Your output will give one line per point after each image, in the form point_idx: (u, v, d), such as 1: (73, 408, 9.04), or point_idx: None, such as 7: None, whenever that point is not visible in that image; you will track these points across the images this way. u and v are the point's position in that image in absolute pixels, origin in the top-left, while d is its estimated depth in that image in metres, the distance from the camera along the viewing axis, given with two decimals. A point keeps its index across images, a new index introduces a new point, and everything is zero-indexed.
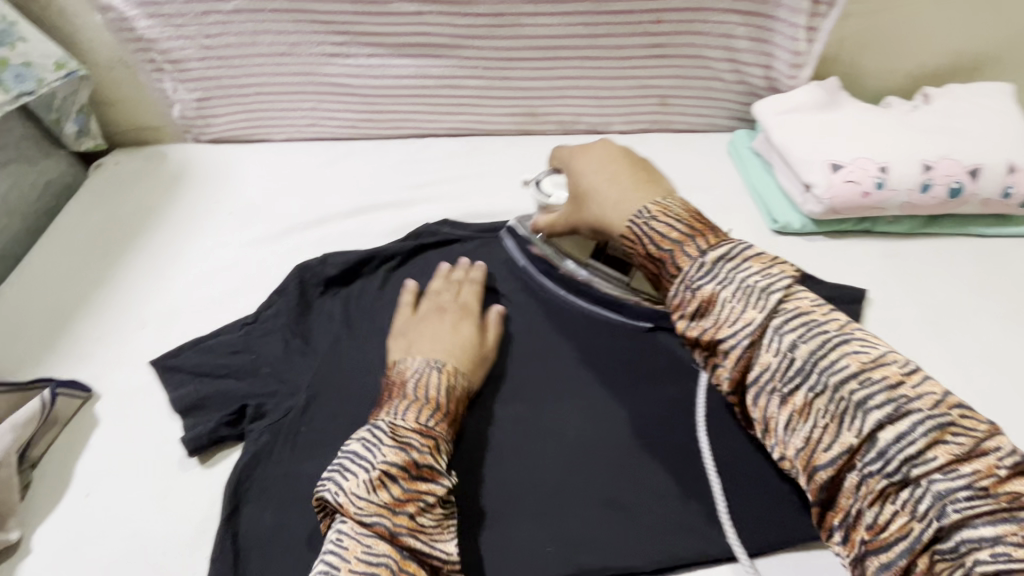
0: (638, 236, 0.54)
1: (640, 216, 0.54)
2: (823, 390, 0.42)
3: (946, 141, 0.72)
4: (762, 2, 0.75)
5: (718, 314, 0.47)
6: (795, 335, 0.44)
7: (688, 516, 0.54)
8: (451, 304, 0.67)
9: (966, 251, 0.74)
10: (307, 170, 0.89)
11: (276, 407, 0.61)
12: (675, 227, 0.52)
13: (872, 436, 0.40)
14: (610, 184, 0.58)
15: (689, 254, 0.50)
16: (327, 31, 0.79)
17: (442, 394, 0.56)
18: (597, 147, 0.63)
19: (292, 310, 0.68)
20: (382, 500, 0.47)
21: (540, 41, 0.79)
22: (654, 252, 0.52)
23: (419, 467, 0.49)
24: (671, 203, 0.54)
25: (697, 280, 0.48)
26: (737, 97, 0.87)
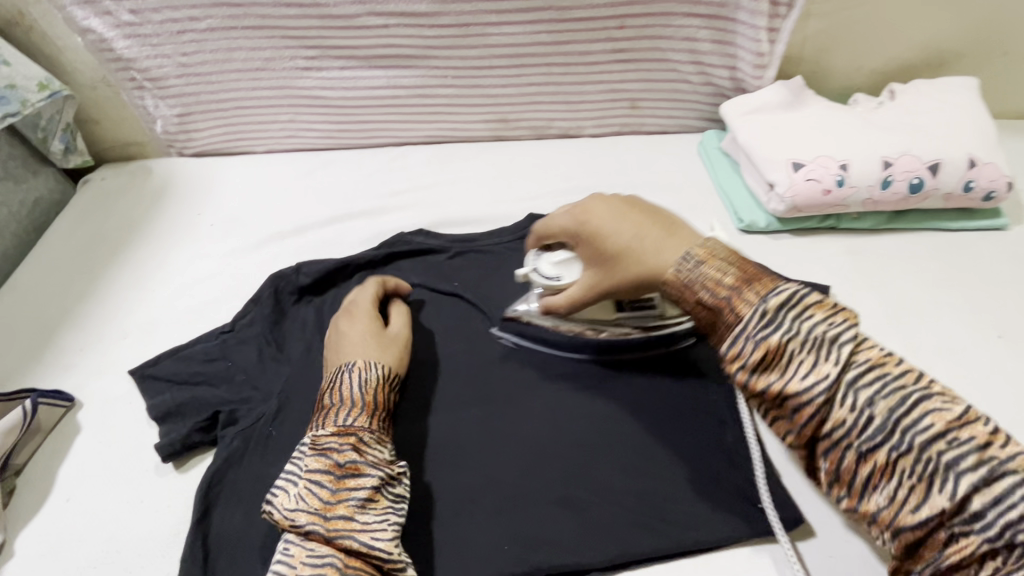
0: (686, 284, 0.48)
1: (686, 262, 0.49)
2: (908, 449, 0.37)
3: (907, 136, 0.73)
4: (722, 4, 0.76)
5: (785, 367, 0.42)
6: (872, 391, 0.39)
7: (639, 512, 0.55)
8: (357, 305, 0.67)
9: (931, 245, 0.75)
10: (286, 181, 0.91)
11: (248, 413, 0.63)
12: (727, 271, 0.46)
13: (965, 499, 0.35)
14: (647, 236, 0.52)
15: (749, 300, 0.44)
16: (299, 46, 0.81)
17: (357, 390, 0.58)
18: (596, 203, 0.57)
19: (266, 318, 0.71)
20: (312, 505, 0.49)
21: (507, 50, 0.81)
22: (705, 304, 0.47)
23: (343, 466, 0.52)
24: (713, 244, 0.49)
25: (743, 324, 0.43)
26: (705, 98, 0.88)
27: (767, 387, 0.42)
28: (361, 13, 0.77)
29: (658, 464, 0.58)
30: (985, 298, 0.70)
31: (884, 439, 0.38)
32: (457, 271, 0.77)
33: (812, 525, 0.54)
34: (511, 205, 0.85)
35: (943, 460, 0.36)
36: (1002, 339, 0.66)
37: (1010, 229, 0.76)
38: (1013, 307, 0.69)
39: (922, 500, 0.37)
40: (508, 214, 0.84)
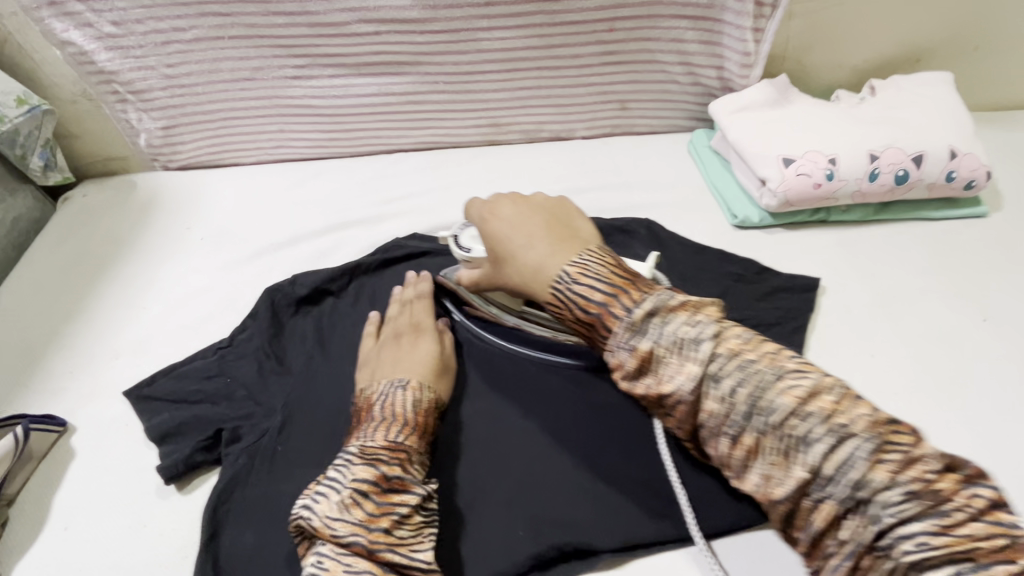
0: (562, 297, 0.53)
1: (561, 279, 0.53)
2: (768, 429, 0.43)
3: (891, 130, 0.75)
4: (708, 6, 0.78)
5: (658, 370, 0.47)
6: (732, 380, 0.44)
7: (647, 493, 0.57)
8: (405, 325, 0.67)
9: (917, 234, 0.77)
10: (278, 191, 0.90)
11: (252, 428, 0.62)
12: (597, 287, 0.51)
13: (817, 467, 0.41)
14: (529, 247, 0.57)
15: (617, 314, 0.49)
16: (287, 55, 0.80)
17: (409, 409, 0.57)
18: (505, 207, 0.62)
19: (264, 331, 0.70)
20: (356, 516, 0.48)
21: (498, 54, 0.81)
22: (581, 316, 0.51)
23: (390, 480, 0.51)
24: (589, 260, 0.53)
25: (659, 338, 0.47)
26: (694, 98, 0.90)
27: (707, 418, 0.46)
28: (350, 21, 0.76)
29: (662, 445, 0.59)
30: (970, 284, 0.72)
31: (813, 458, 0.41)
32: None
33: None
34: None
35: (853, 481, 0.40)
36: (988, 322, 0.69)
37: (989, 216, 0.79)
38: (997, 291, 0.71)
39: (786, 473, 0.42)
40: None
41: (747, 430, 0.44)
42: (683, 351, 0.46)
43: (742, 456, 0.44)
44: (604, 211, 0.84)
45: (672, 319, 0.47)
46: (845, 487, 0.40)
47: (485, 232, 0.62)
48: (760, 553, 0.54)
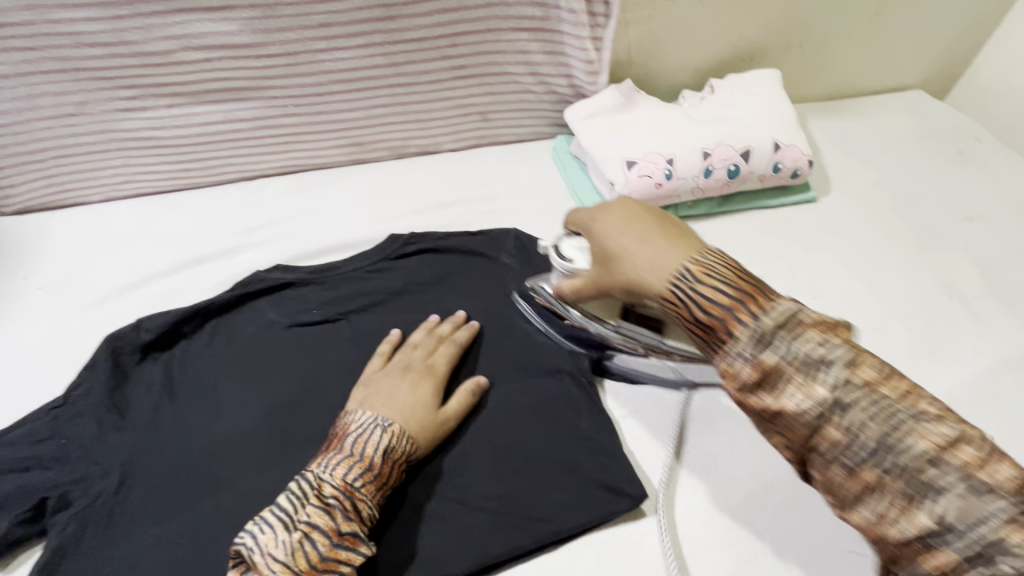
0: (679, 299, 0.50)
1: (683, 278, 0.50)
2: (818, 391, 0.43)
3: (722, 128, 0.80)
4: (544, 19, 0.80)
5: (721, 314, 0.47)
6: (797, 347, 0.44)
7: (500, 512, 0.57)
8: (418, 362, 0.65)
9: (757, 222, 0.82)
10: (127, 230, 0.84)
11: (84, 492, 0.58)
12: (722, 291, 0.48)
13: (858, 436, 0.41)
14: (642, 242, 0.53)
15: (743, 318, 0.46)
16: (112, 86, 0.75)
17: (379, 454, 0.55)
18: (620, 206, 0.58)
19: (104, 384, 0.65)
20: (298, 565, 0.47)
21: (344, 75, 0.81)
22: (700, 318, 0.48)
23: (342, 534, 0.49)
24: (709, 259, 0.51)
25: (721, 282, 0.48)
26: (551, 106, 0.92)
27: (758, 375, 0.45)
28: (176, 49, 0.73)
29: (522, 463, 0.61)
30: (803, 266, 0.77)
31: (868, 458, 0.41)
32: (314, 300, 0.74)
33: (660, 497, 0.60)
34: (373, 229, 0.84)
35: (932, 488, 0.39)
36: (816, 301, 0.73)
37: (819, 200, 0.85)
38: (830, 268, 0.77)
39: (829, 436, 0.43)
40: (370, 237, 0.83)
41: (789, 390, 0.44)
42: (741, 305, 0.47)
43: (858, 490, 0.42)
44: (469, 223, 0.85)
45: (800, 335, 0.44)
46: (898, 457, 0.40)
47: (590, 231, 0.58)
48: (606, 562, 0.56)
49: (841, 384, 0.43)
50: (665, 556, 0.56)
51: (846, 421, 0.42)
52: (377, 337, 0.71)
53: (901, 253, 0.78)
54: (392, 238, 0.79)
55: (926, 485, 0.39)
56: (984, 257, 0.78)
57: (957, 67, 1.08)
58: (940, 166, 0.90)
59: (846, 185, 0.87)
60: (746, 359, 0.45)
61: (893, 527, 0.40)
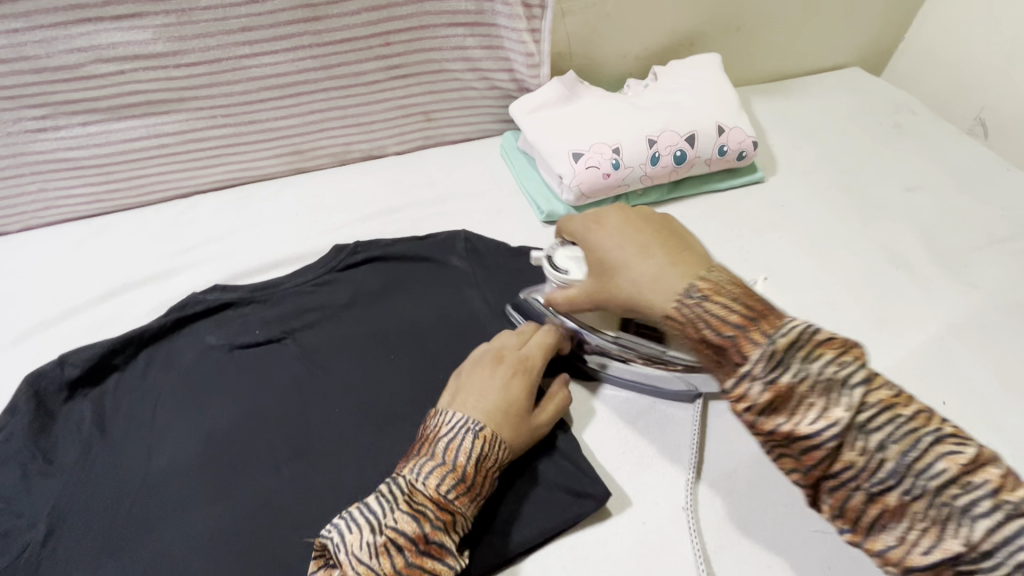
0: (685, 314, 0.49)
1: (690, 293, 0.49)
2: (881, 467, 0.42)
3: (666, 114, 0.80)
4: (479, 12, 0.78)
5: (791, 410, 0.43)
6: (885, 437, 0.42)
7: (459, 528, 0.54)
8: (511, 354, 0.61)
9: (708, 207, 0.82)
10: (48, 259, 0.77)
11: (8, 546, 0.54)
12: (733, 308, 0.47)
13: (934, 496, 0.40)
14: (644, 258, 0.53)
15: (756, 339, 0.45)
16: (18, 106, 0.69)
17: (473, 462, 0.52)
18: (614, 220, 0.57)
19: (27, 428, 0.60)
20: (384, 569, 0.46)
21: (274, 81, 0.77)
22: (712, 339, 0.47)
23: (429, 542, 0.48)
24: (718, 276, 0.50)
25: (800, 375, 0.43)
26: (495, 101, 0.91)
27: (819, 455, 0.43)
28: (85, 62, 0.68)
29: None
30: (754, 247, 0.77)
31: (893, 485, 0.41)
32: (258, 318, 0.70)
33: (626, 494, 0.59)
34: (318, 240, 0.80)
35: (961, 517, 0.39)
36: (770, 281, 0.73)
37: (767, 181, 0.86)
38: (782, 248, 0.77)
39: (881, 490, 0.42)
40: (315, 249, 0.79)
41: (895, 490, 0.41)
42: (829, 397, 0.42)
43: (880, 514, 0.42)
44: (419, 227, 0.82)
45: (814, 353, 0.43)
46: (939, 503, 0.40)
47: (584, 243, 0.58)
48: (576, 567, 0.54)
49: (858, 407, 0.42)
50: (635, 554, 0.55)
51: (866, 445, 0.42)
52: (325, 353, 0.68)
53: (848, 227, 0.79)
54: (337, 249, 0.76)
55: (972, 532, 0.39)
56: (926, 225, 0.79)
57: (888, 43, 1.11)
58: (879, 139, 0.92)
59: (791, 163, 0.88)
60: (763, 382, 0.43)
61: (918, 554, 0.41)
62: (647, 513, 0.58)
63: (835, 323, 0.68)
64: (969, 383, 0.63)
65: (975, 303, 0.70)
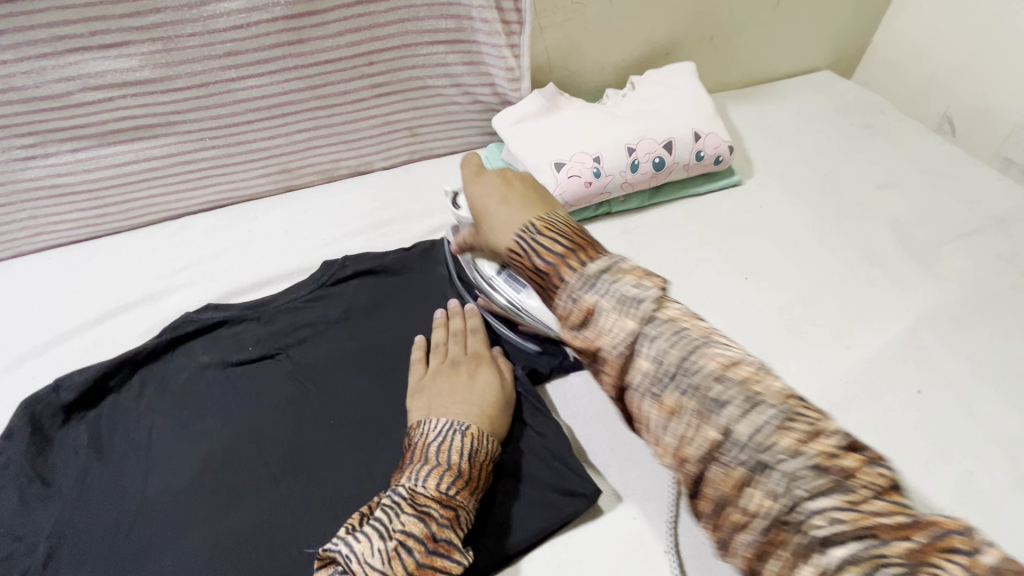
0: (523, 250, 0.51)
1: (526, 232, 0.51)
2: (693, 390, 0.40)
3: (644, 122, 0.82)
4: (459, 30, 0.81)
5: (598, 325, 0.44)
6: (664, 343, 0.42)
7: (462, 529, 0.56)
8: (461, 356, 0.66)
9: (688, 211, 0.85)
10: (39, 284, 0.78)
11: (8, 572, 0.54)
12: (557, 241, 0.49)
13: (729, 432, 0.38)
14: (501, 205, 0.55)
15: (572, 267, 0.47)
16: (8, 135, 0.70)
17: (465, 459, 0.55)
18: (495, 176, 0.58)
19: (24, 453, 0.60)
20: (396, 573, 0.46)
21: (260, 102, 0.79)
22: (536, 266, 0.49)
23: (437, 540, 0.49)
24: (554, 217, 0.52)
25: (607, 294, 0.44)
26: (478, 115, 0.93)
27: (637, 374, 0.42)
28: (73, 90, 0.69)
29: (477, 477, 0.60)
30: (733, 249, 0.79)
31: (741, 461, 0.37)
32: (251, 336, 0.71)
33: (619, 492, 0.60)
34: (309, 256, 0.82)
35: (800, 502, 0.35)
36: (749, 280, 0.75)
37: (744, 183, 0.89)
38: (760, 247, 0.79)
39: (698, 433, 0.39)
40: (306, 265, 0.81)
41: (675, 399, 0.40)
42: (622, 311, 0.43)
43: (729, 490, 0.37)
44: (407, 240, 0.84)
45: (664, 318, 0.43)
46: (750, 450, 0.37)
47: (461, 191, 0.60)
48: (571, 566, 0.55)
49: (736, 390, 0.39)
50: (626, 548, 0.56)
51: (723, 418, 0.38)
52: (318, 368, 0.69)
53: (823, 225, 0.82)
54: (327, 265, 0.77)
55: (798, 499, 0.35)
56: (897, 220, 0.82)
57: (857, 46, 1.15)
58: (850, 139, 0.96)
59: (767, 166, 0.91)
60: (652, 396, 0.41)
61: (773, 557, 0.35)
62: (637, 508, 0.59)
63: (812, 318, 0.71)
64: (943, 370, 0.66)
65: (945, 294, 0.73)
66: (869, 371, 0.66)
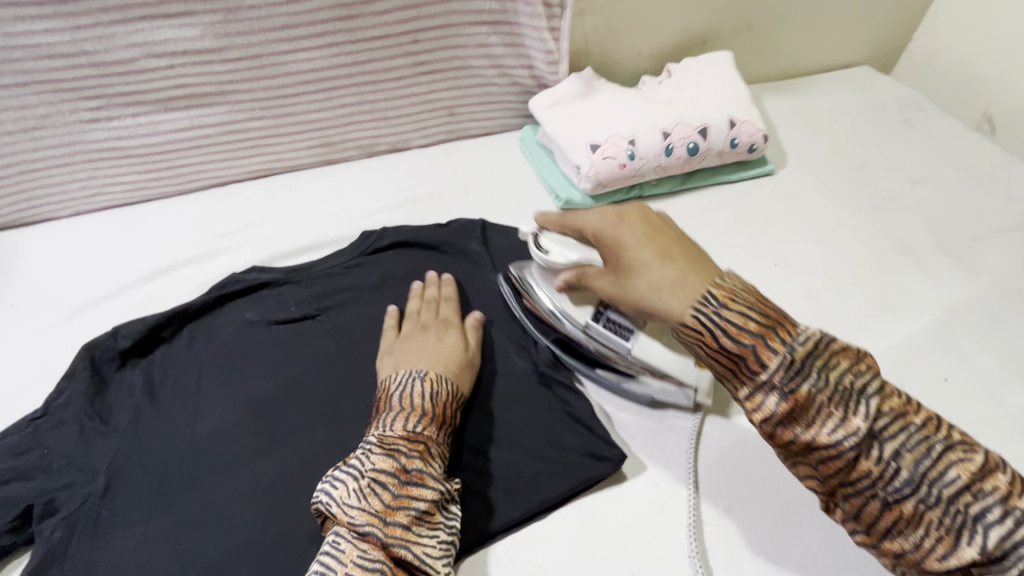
0: (698, 324, 0.48)
1: (705, 302, 0.48)
2: (883, 459, 0.43)
3: (679, 108, 0.83)
4: (502, 12, 0.83)
5: (814, 421, 0.45)
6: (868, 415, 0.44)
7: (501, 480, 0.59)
8: (431, 321, 0.68)
9: (718, 198, 0.86)
10: (95, 242, 0.82)
11: (69, 498, 0.59)
12: (748, 316, 0.47)
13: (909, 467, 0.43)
14: (663, 262, 0.52)
15: (774, 347, 0.45)
16: (77, 98, 0.75)
17: (427, 400, 0.57)
18: (632, 216, 0.57)
19: (84, 392, 0.64)
20: (374, 507, 0.49)
21: (308, 76, 0.82)
22: (721, 347, 0.47)
23: (409, 473, 0.51)
24: (732, 282, 0.49)
25: (823, 390, 0.44)
26: (515, 97, 0.95)
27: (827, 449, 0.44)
28: (138, 57, 0.73)
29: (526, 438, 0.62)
30: (764, 236, 0.80)
31: (907, 492, 0.43)
32: (291, 297, 0.75)
33: (641, 461, 0.62)
34: (347, 227, 0.85)
35: (973, 522, 0.41)
36: (778, 267, 0.76)
37: (777, 173, 0.89)
38: (789, 236, 0.80)
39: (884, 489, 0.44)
40: (344, 235, 0.84)
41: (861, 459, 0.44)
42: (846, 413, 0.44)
43: (897, 522, 0.44)
44: (441, 216, 0.87)
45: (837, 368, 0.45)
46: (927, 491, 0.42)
47: (603, 240, 0.58)
48: (592, 524, 0.58)
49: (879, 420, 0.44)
50: (648, 512, 0.59)
51: (885, 459, 0.43)
52: (355, 329, 0.72)
53: (856, 216, 0.82)
54: (365, 234, 0.81)
55: (970, 519, 0.41)
56: (932, 214, 0.82)
57: (898, 42, 1.14)
58: (887, 134, 0.95)
59: (801, 158, 0.91)
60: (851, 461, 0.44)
61: (935, 557, 0.43)
62: (659, 474, 0.61)
63: (840, 305, 0.72)
64: (970, 360, 0.66)
65: (978, 287, 0.73)
66: (895, 359, 0.66)
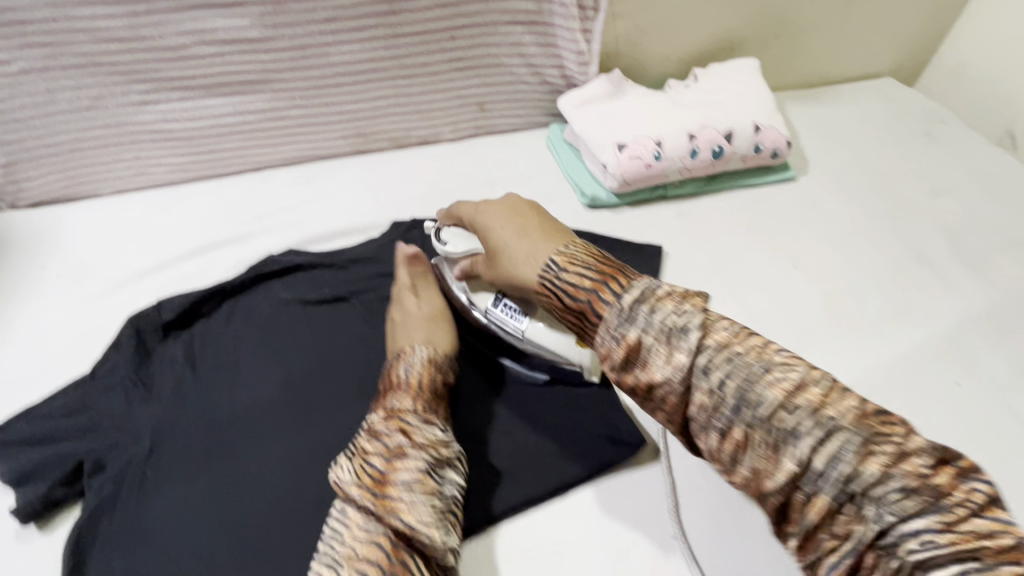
0: (549, 287, 0.54)
1: (548, 269, 0.55)
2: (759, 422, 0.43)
3: (705, 112, 0.85)
4: (538, 12, 0.86)
5: (709, 404, 0.45)
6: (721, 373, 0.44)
7: (522, 460, 0.64)
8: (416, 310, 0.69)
9: (739, 201, 0.88)
10: (139, 219, 0.86)
11: (116, 458, 0.62)
12: (585, 275, 0.52)
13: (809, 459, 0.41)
14: (520, 237, 0.59)
15: (607, 299, 0.50)
16: (129, 81, 0.78)
17: (406, 379, 0.61)
18: (501, 202, 0.64)
19: (130, 360, 0.68)
20: (365, 481, 0.52)
21: (348, 68, 0.85)
22: (569, 304, 0.53)
23: (393, 448, 0.54)
24: (573, 250, 0.55)
25: (689, 356, 0.45)
26: (544, 95, 0.98)
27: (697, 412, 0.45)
28: (189, 44, 0.77)
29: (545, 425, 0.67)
30: (783, 240, 0.82)
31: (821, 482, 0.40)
32: (326, 280, 0.78)
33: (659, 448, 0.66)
34: (378, 215, 0.88)
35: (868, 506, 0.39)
36: (796, 270, 0.78)
37: (798, 179, 0.91)
38: (808, 241, 0.82)
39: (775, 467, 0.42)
40: (376, 222, 0.87)
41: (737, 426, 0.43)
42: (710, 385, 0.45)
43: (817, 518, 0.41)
44: None
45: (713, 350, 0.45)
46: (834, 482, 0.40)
47: (473, 224, 0.65)
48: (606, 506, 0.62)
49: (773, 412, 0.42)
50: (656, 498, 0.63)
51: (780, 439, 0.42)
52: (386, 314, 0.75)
53: (874, 224, 0.84)
54: (395, 225, 0.84)
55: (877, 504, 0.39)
56: (949, 225, 0.84)
57: (923, 55, 1.15)
58: (908, 145, 0.97)
59: (823, 165, 0.93)
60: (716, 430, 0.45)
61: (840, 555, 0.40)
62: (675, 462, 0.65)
63: (856, 309, 0.74)
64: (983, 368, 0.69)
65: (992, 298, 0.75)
66: (908, 362, 0.69)
